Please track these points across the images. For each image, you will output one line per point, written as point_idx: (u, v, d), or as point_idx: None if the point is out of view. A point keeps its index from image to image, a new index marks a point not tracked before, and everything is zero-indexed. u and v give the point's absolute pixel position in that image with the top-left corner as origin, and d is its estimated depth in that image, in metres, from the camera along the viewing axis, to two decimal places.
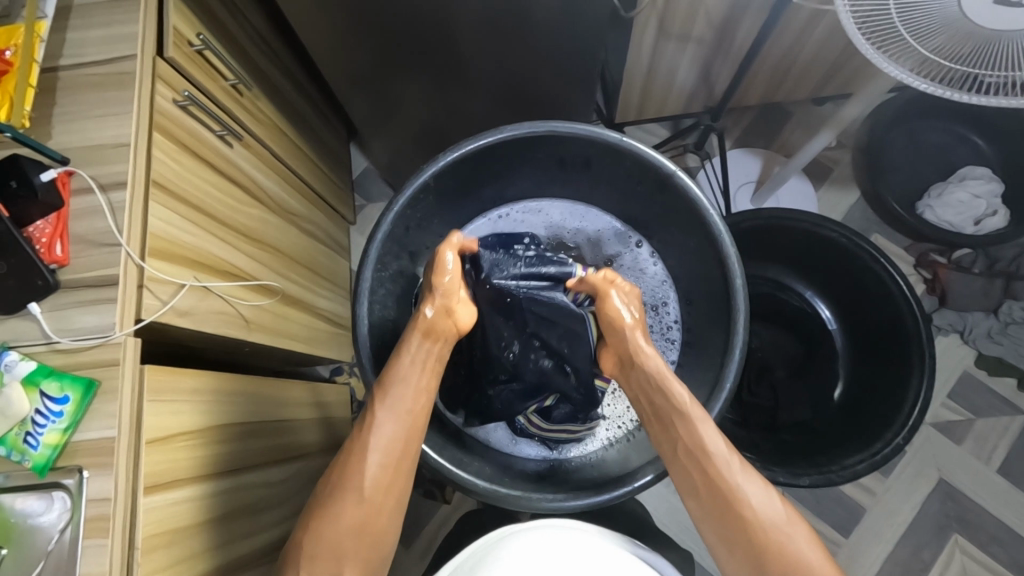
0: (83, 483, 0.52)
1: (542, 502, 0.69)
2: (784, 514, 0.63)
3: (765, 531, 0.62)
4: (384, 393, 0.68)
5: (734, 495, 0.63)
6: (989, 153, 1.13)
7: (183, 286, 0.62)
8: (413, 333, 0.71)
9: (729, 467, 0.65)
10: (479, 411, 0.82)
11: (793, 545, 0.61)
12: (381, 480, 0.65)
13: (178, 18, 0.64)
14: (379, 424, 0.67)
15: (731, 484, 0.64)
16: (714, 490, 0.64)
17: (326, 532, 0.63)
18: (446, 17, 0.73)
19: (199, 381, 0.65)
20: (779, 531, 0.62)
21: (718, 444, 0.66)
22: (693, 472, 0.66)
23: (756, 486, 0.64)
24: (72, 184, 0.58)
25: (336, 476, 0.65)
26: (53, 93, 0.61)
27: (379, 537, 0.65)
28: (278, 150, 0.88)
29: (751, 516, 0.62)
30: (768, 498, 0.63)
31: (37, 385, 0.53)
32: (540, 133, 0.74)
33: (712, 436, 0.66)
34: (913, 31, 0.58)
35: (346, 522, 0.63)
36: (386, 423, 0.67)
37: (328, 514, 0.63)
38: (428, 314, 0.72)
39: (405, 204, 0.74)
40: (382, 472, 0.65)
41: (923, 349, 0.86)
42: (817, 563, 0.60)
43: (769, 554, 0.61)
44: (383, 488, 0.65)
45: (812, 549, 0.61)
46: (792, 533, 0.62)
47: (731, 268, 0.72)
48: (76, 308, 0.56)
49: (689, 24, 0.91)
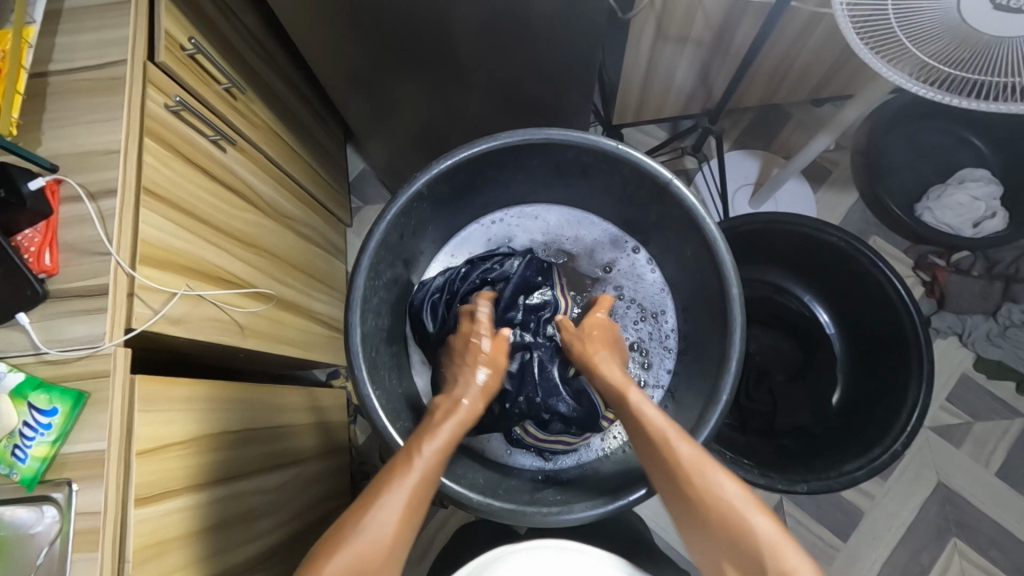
0: (72, 496, 0.51)
1: (536, 516, 0.68)
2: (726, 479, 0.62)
3: (703, 495, 0.61)
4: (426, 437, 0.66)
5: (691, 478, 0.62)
6: (988, 155, 1.12)
7: (176, 294, 0.61)
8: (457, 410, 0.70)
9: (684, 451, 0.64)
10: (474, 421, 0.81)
11: (736, 508, 0.59)
12: (410, 512, 0.60)
13: (170, 22, 0.63)
14: (424, 459, 0.64)
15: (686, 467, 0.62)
16: (657, 462, 0.65)
17: (351, 560, 0.56)
18: (442, 19, 0.72)
19: (194, 389, 0.64)
20: (720, 493, 0.60)
21: (656, 416, 0.67)
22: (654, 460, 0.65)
23: (695, 451, 0.64)
24: (61, 192, 0.57)
25: (357, 511, 0.60)
26: (43, 99, 0.61)
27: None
28: (273, 155, 0.87)
29: (688, 480, 0.62)
30: (703, 460, 0.63)
31: (25, 397, 0.52)
32: (535, 140, 0.73)
33: (650, 410, 0.68)
34: (912, 36, 0.57)
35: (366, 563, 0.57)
36: (430, 463, 0.64)
37: (357, 537, 0.57)
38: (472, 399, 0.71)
39: (399, 211, 0.73)
40: (413, 509, 0.61)
41: (922, 354, 0.86)
42: (760, 526, 0.58)
43: (712, 518, 0.60)
44: (406, 526, 0.60)
45: (755, 513, 0.59)
46: (732, 494, 0.60)
47: (727, 277, 0.72)
48: (66, 318, 0.55)
49: (688, 26, 0.90)
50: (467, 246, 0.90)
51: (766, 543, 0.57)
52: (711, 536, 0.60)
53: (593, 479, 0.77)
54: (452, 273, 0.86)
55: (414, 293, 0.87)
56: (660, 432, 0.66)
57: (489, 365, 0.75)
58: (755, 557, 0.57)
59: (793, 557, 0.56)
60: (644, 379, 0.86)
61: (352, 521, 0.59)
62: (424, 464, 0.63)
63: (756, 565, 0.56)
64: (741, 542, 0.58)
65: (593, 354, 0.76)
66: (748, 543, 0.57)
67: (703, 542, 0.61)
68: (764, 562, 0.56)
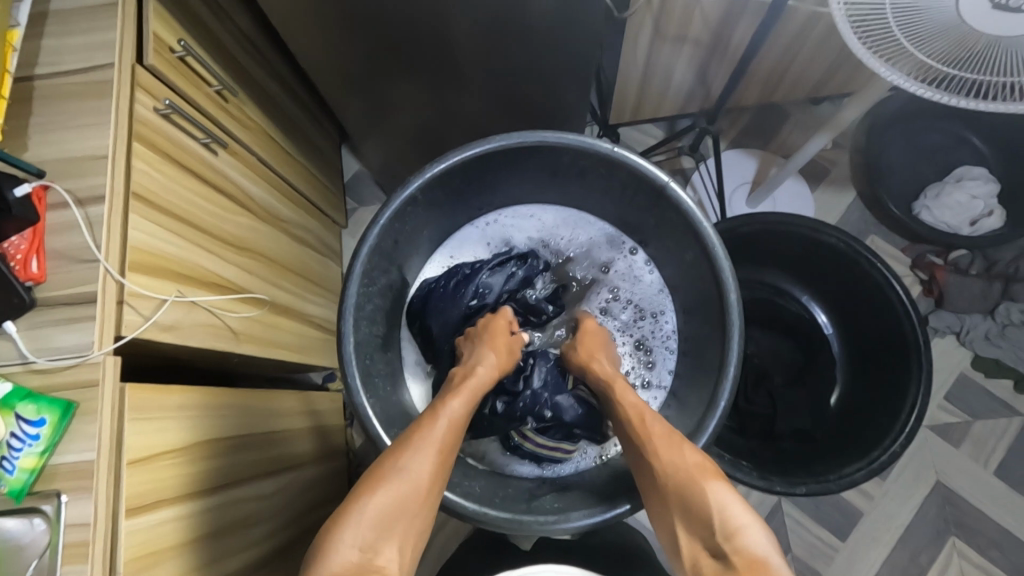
0: (62, 508, 0.50)
1: (534, 525, 0.68)
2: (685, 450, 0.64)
3: (664, 467, 0.63)
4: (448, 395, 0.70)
5: (655, 452, 0.64)
6: (987, 153, 1.11)
7: (167, 300, 0.60)
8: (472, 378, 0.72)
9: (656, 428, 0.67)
10: (474, 426, 0.81)
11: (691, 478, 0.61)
12: (440, 460, 0.65)
13: (159, 24, 0.63)
14: (449, 412, 0.68)
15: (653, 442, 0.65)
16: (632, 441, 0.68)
17: (389, 501, 0.60)
18: (435, 19, 0.71)
19: (186, 397, 0.63)
20: (677, 464, 0.63)
21: (633, 400, 0.71)
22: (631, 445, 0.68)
23: (663, 427, 0.67)
24: (48, 198, 0.56)
25: (390, 451, 0.65)
26: (29, 103, 0.60)
27: (427, 518, 0.63)
28: (266, 157, 0.86)
29: (654, 452, 0.65)
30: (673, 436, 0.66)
31: (13, 408, 0.51)
32: (530, 143, 0.73)
33: (631, 394, 0.72)
34: (911, 35, 0.56)
35: (395, 496, 0.61)
36: (455, 415, 0.68)
37: (389, 480, 0.62)
38: (488, 365, 0.74)
39: (393, 216, 0.72)
40: (444, 455, 0.65)
41: (921, 355, 0.85)
42: (712, 487, 0.60)
43: (669, 489, 0.62)
44: (438, 472, 0.64)
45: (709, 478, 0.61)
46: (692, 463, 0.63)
47: (726, 283, 0.71)
48: (53, 327, 0.54)
49: (685, 25, 0.89)
50: (464, 249, 0.89)
51: (716, 507, 0.58)
52: (668, 507, 0.62)
53: (592, 483, 0.77)
54: (452, 274, 0.85)
55: (413, 295, 0.86)
56: (637, 413, 0.69)
57: (507, 348, 0.78)
58: (705, 518, 0.59)
59: (744, 520, 0.57)
60: (648, 378, 0.85)
61: (385, 460, 0.64)
62: (449, 418, 0.68)
63: (707, 527, 0.58)
64: (694, 508, 0.60)
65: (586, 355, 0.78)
66: (700, 507, 0.59)
67: (662, 511, 0.63)
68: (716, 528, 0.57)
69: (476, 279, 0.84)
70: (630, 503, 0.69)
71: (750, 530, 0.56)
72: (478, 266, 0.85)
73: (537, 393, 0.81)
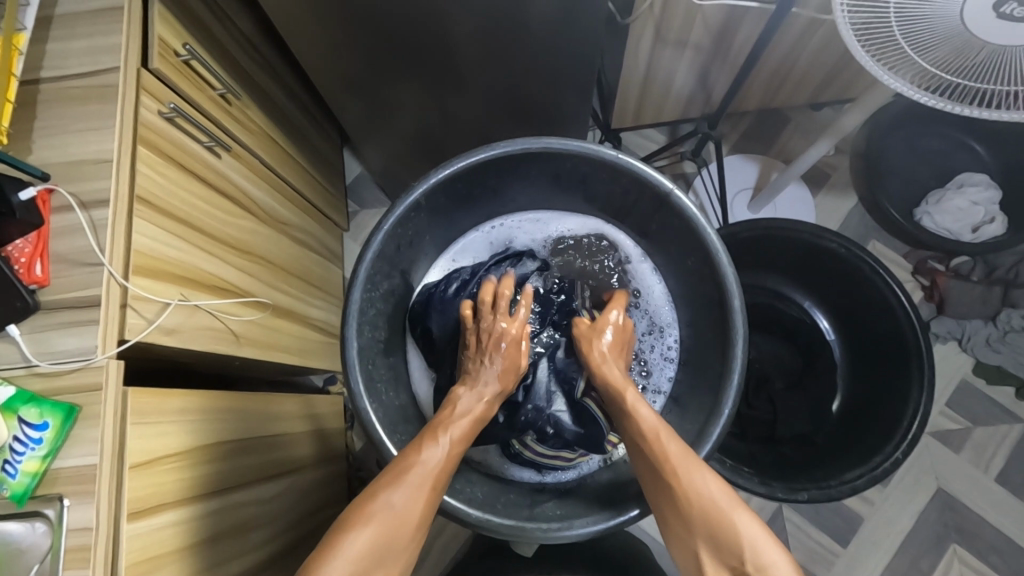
0: (64, 512, 0.50)
1: (537, 532, 0.67)
2: (707, 475, 0.64)
3: (691, 495, 0.63)
4: (447, 426, 0.69)
5: (677, 476, 0.64)
6: (988, 159, 1.12)
7: (169, 304, 0.60)
8: (473, 411, 0.71)
9: (673, 448, 0.65)
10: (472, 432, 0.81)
11: (718, 509, 0.62)
12: (433, 491, 0.64)
13: (164, 28, 0.63)
14: (444, 445, 0.67)
15: (673, 464, 0.64)
16: (646, 456, 0.67)
17: (377, 533, 0.60)
18: (438, 24, 0.71)
19: (187, 400, 0.63)
20: (705, 493, 0.62)
21: (646, 415, 0.69)
22: (646, 459, 0.67)
23: (682, 449, 0.65)
24: (53, 202, 0.57)
25: (380, 484, 0.63)
26: (34, 107, 0.60)
27: (415, 548, 0.63)
28: (268, 160, 0.86)
29: (676, 476, 0.64)
30: (690, 458, 0.65)
31: (16, 411, 0.52)
32: (534, 149, 0.73)
33: (642, 407, 0.70)
34: (915, 43, 0.56)
35: (382, 538, 0.60)
36: (451, 449, 0.67)
37: (377, 518, 0.61)
38: (484, 402, 0.72)
39: (396, 221, 0.72)
40: (435, 493, 0.64)
41: (923, 363, 0.86)
42: (741, 522, 0.61)
43: (694, 514, 0.62)
44: (428, 505, 0.63)
45: (734, 509, 0.62)
46: (721, 497, 0.62)
47: (730, 292, 0.71)
48: (55, 331, 0.54)
49: (687, 31, 0.89)
50: (467, 251, 0.89)
51: (746, 540, 0.60)
52: (690, 526, 0.62)
53: (593, 490, 0.77)
54: (454, 276, 0.86)
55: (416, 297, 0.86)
56: (653, 432, 0.67)
57: (506, 360, 0.75)
58: (734, 548, 0.60)
59: (770, 554, 0.59)
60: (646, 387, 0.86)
61: (374, 498, 0.62)
62: (443, 451, 0.66)
63: (735, 554, 0.60)
64: (720, 534, 0.61)
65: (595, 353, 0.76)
66: (729, 536, 0.60)
67: (681, 530, 0.63)
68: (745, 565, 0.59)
69: (478, 279, 0.84)
70: (639, 507, 0.69)
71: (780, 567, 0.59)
72: (479, 268, 0.86)
73: (538, 408, 0.80)
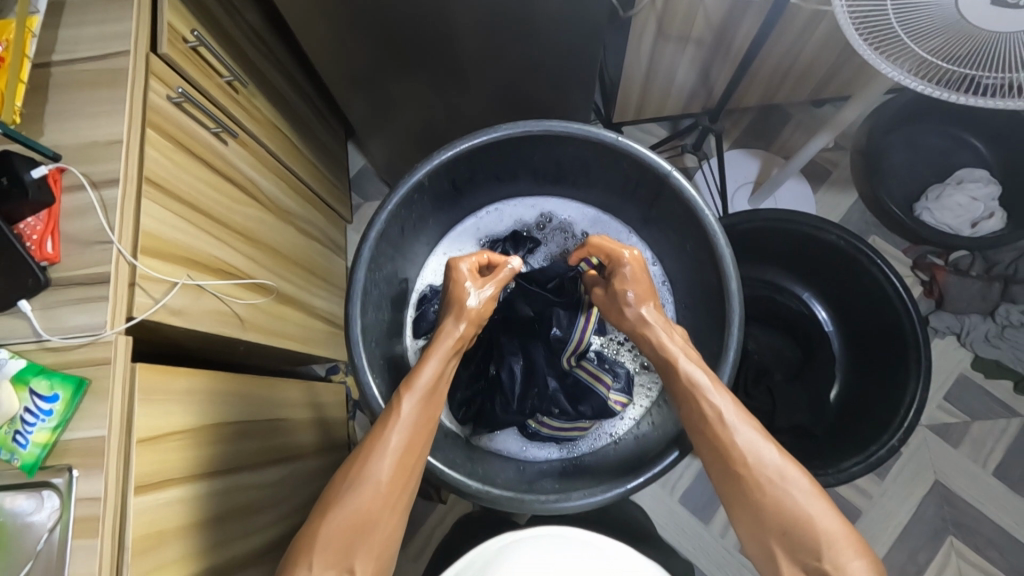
0: (72, 482, 0.51)
1: (535, 503, 0.67)
2: (787, 470, 0.60)
3: (765, 488, 0.60)
4: (407, 394, 0.67)
5: (747, 466, 0.61)
6: (988, 155, 1.12)
7: (177, 284, 0.62)
8: (445, 341, 0.71)
9: (745, 438, 0.62)
10: (486, 420, 0.82)
11: (793, 501, 0.59)
12: (400, 474, 0.63)
13: (173, 14, 0.64)
14: (404, 417, 0.65)
15: (744, 452, 0.62)
16: (711, 442, 0.64)
17: (342, 524, 0.60)
18: (441, 16, 0.72)
19: (193, 380, 0.64)
20: (783, 487, 0.59)
21: (714, 399, 0.65)
22: (707, 445, 0.65)
23: (751, 438, 0.62)
24: (64, 181, 0.58)
25: (355, 463, 0.63)
26: (46, 89, 0.61)
27: (396, 530, 0.63)
28: (275, 148, 0.88)
29: (745, 464, 0.61)
30: (763, 447, 0.62)
31: (26, 384, 0.53)
32: (536, 132, 0.73)
33: (708, 386, 0.66)
34: (910, 31, 0.57)
35: (359, 514, 0.60)
36: (411, 417, 0.66)
37: (349, 498, 0.61)
38: (461, 331, 0.72)
39: (399, 203, 0.73)
40: (409, 462, 0.64)
41: (920, 351, 0.86)
42: (820, 518, 0.57)
43: (768, 509, 0.59)
44: (398, 486, 0.63)
45: (813, 506, 0.58)
46: (794, 486, 0.59)
47: (726, 271, 0.72)
48: (66, 306, 0.55)
49: (688, 25, 0.90)
50: (460, 241, 0.91)
51: (824, 536, 0.57)
52: (762, 519, 0.60)
53: (594, 467, 0.78)
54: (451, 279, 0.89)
55: (417, 297, 0.88)
56: (717, 416, 0.64)
57: (466, 318, 0.73)
58: (812, 545, 0.57)
59: (847, 554, 0.56)
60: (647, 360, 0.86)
61: (348, 479, 0.62)
62: (414, 418, 0.66)
63: (812, 551, 0.57)
64: (797, 531, 0.58)
65: (636, 318, 0.73)
66: (805, 530, 0.57)
67: (753, 522, 0.60)
68: (823, 557, 0.56)
69: None
70: (677, 450, 0.70)
71: (857, 561, 0.56)
72: None
73: (541, 393, 0.82)
